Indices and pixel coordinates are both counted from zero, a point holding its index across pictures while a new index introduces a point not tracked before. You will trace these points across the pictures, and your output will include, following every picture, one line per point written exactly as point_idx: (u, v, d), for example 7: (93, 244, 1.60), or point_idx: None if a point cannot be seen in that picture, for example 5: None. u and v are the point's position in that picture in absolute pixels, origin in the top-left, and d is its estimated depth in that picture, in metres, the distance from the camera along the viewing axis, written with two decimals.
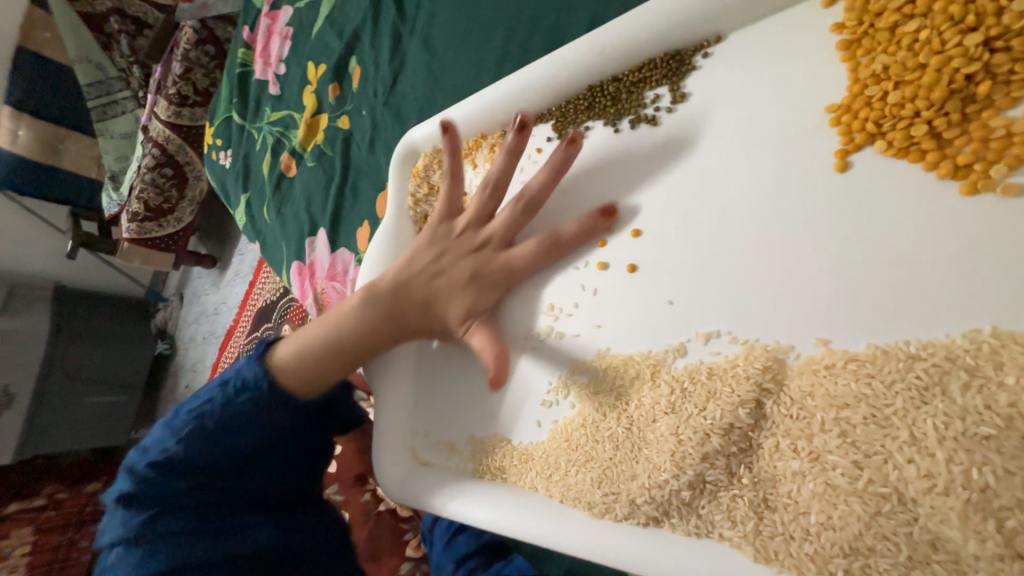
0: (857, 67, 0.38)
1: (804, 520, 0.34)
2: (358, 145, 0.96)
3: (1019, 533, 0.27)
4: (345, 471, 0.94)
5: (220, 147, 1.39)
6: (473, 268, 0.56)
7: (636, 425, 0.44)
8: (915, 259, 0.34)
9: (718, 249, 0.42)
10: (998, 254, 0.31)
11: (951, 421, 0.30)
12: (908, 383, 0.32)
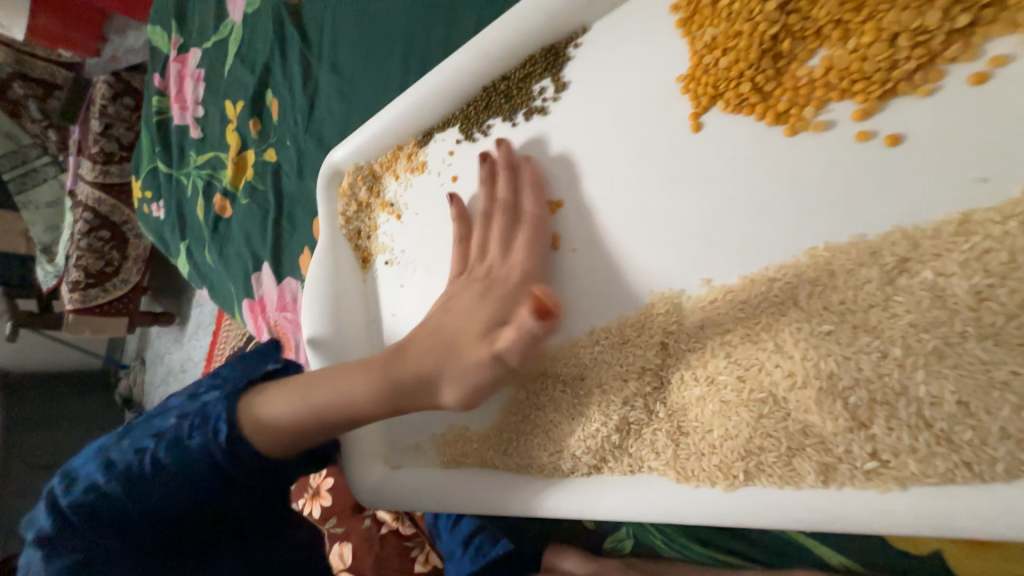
0: (693, 40, 0.44)
1: (710, 437, 0.39)
2: (288, 175, 0.97)
3: (861, 407, 0.33)
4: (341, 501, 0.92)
5: (149, 198, 1.36)
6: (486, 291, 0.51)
7: (568, 386, 0.48)
8: (762, 198, 0.39)
9: (617, 216, 0.47)
10: (820, 181, 0.37)
11: (802, 325, 0.36)
12: (769, 301, 0.37)
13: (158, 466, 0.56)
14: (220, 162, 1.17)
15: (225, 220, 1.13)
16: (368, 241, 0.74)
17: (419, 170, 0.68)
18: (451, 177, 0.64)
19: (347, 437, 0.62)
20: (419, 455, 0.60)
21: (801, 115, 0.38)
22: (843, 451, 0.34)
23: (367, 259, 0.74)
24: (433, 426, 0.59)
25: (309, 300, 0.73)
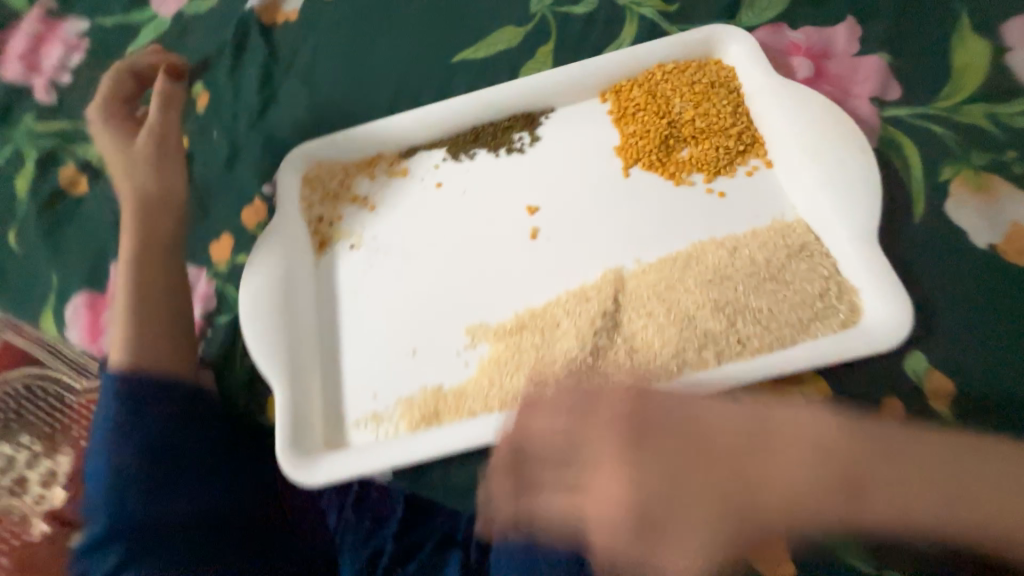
0: (622, 129, 0.75)
1: (653, 348, 0.59)
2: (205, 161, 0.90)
3: (731, 317, 0.58)
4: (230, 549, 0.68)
5: None
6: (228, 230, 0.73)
7: (546, 332, 0.63)
8: (664, 217, 0.68)
9: (576, 222, 0.70)
10: (692, 211, 0.68)
11: (698, 277, 0.62)
12: (677, 267, 0.63)
13: (109, 441, 0.61)
14: (80, 134, 0.97)
15: (73, 197, 0.92)
16: (330, 227, 0.77)
17: (401, 175, 0.79)
18: (434, 185, 0.78)
19: (292, 406, 0.63)
20: (378, 425, 0.64)
21: (681, 177, 0.70)
22: (724, 344, 0.58)
23: (326, 243, 0.76)
24: (400, 391, 0.65)
25: (257, 275, 0.70)
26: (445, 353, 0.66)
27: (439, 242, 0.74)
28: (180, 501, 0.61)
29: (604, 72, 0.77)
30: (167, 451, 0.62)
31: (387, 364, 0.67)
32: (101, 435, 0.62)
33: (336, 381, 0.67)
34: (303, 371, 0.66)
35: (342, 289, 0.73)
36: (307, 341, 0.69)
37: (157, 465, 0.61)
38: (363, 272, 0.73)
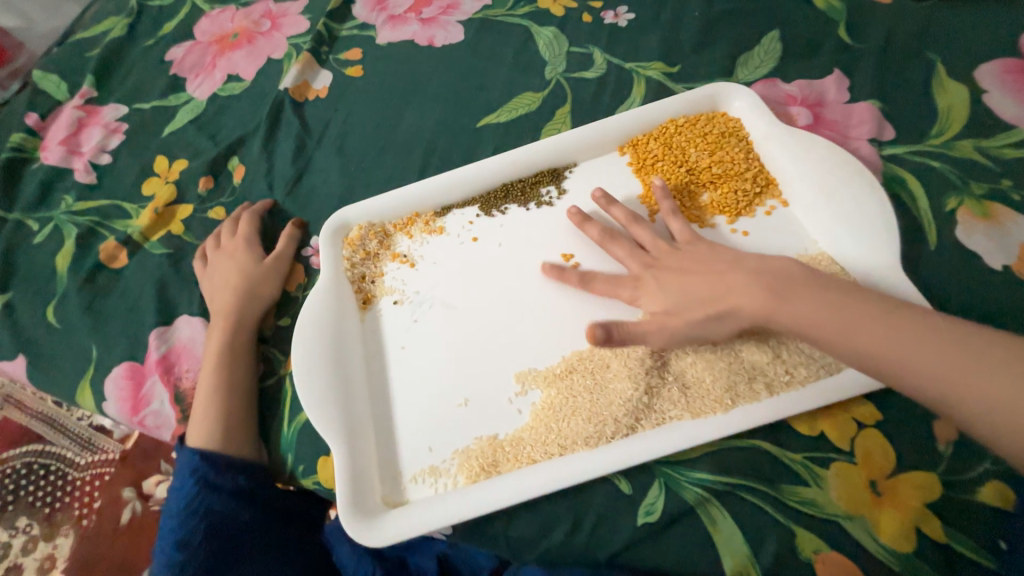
0: (644, 180, 0.81)
1: (705, 384, 0.60)
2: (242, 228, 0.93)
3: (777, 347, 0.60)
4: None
5: None
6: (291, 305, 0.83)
7: (597, 374, 0.64)
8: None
9: (611, 267, 0.74)
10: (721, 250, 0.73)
11: None
12: None
13: (182, 518, 0.67)
14: (119, 210, 1.01)
15: (112, 270, 0.94)
16: (373, 285, 0.80)
17: (438, 232, 0.83)
18: (470, 238, 0.82)
19: (350, 466, 0.63)
20: (436, 479, 0.63)
21: (705, 219, 0.75)
22: (772, 375, 0.60)
23: (370, 300, 0.79)
24: (455, 443, 0.65)
25: (307, 336, 0.72)
26: (498, 400, 0.67)
27: (480, 293, 0.76)
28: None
29: (621, 128, 0.84)
30: (227, 531, 0.68)
31: (440, 416, 0.67)
32: (175, 510, 0.68)
33: (389, 436, 0.68)
34: (358, 429, 0.67)
35: (389, 344, 0.75)
36: (359, 398, 0.69)
37: (219, 543, 0.67)
38: (408, 326, 0.75)
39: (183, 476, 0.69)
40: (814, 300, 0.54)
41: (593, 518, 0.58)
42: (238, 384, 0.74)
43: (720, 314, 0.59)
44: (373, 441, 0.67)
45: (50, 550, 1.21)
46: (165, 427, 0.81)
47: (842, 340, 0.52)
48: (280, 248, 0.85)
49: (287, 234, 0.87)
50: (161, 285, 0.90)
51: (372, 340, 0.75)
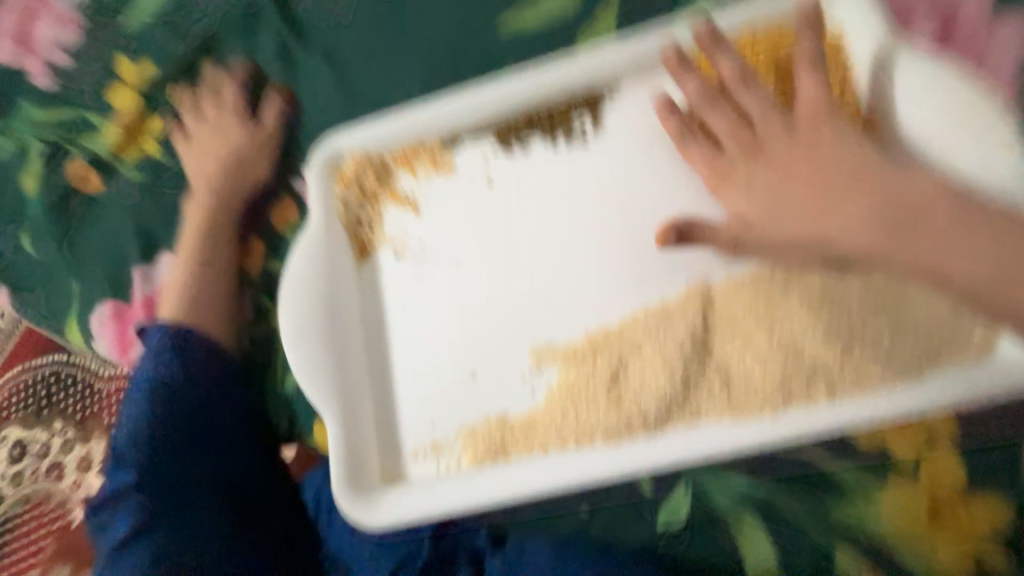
0: (704, 117, 0.64)
1: (754, 379, 0.51)
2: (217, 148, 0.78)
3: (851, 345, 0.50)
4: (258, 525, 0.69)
5: None
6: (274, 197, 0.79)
7: (624, 356, 0.56)
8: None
9: (653, 224, 0.61)
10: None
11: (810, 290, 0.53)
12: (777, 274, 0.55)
13: (146, 404, 0.67)
14: (82, 123, 0.88)
15: (86, 197, 0.84)
16: (370, 232, 0.69)
17: (446, 170, 0.70)
18: (484, 181, 0.69)
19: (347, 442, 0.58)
20: (438, 458, 0.58)
21: None
22: (839, 374, 0.50)
23: (367, 250, 0.68)
24: (460, 420, 0.59)
25: (296, 292, 0.64)
26: (509, 377, 0.59)
27: (494, 249, 0.65)
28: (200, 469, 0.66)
29: (682, 36, 0.64)
30: (194, 420, 0.67)
31: (444, 390, 0.61)
32: (139, 399, 0.67)
33: (388, 406, 0.61)
34: (354, 399, 0.60)
35: (388, 303, 0.66)
36: (356, 364, 0.63)
37: (183, 433, 0.67)
38: (410, 283, 0.66)
39: (150, 364, 0.69)
40: (850, 204, 0.51)
41: None
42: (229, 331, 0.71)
43: (771, 252, 0.54)
44: (371, 410, 0.61)
45: (86, 451, 1.22)
46: None
47: (889, 247, 0.49)
48: (264, 133, 0.79)
49: (273, 112, 0.80)
50: (140, 216, 0.81)
51: (370, 297, 0.66)
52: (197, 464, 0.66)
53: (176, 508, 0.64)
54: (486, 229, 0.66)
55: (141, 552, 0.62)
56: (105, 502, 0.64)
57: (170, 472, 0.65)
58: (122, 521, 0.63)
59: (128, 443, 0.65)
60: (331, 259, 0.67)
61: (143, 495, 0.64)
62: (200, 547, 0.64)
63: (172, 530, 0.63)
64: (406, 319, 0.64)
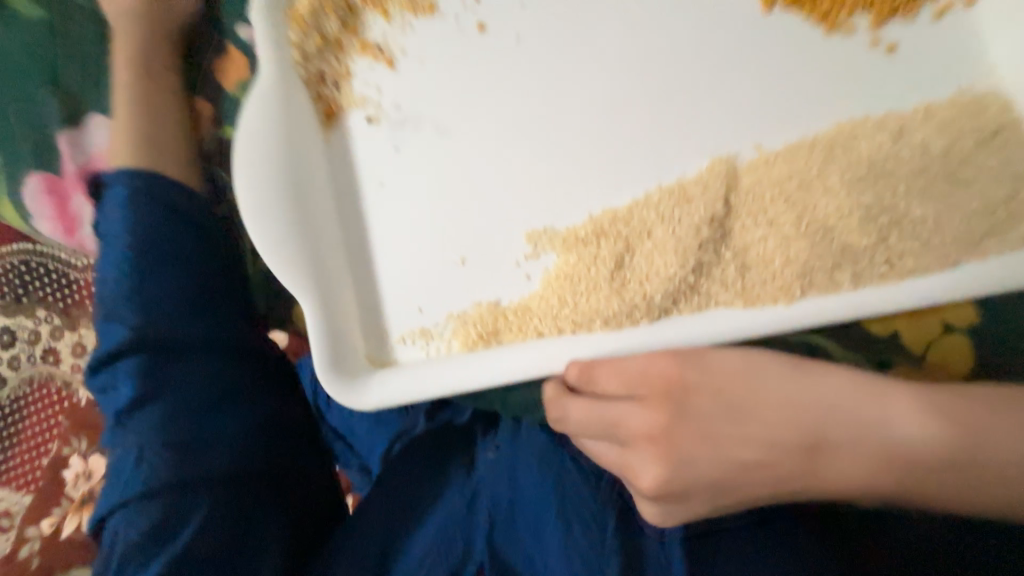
0: None
1: (773, 266, 0.47)
2: None
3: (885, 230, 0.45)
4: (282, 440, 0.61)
5: None
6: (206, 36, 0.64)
7: (631, 241, 0.50)
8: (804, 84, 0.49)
9: (677, 85, 0.51)
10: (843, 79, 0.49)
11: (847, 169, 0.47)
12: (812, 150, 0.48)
13: (127, 252, 0.55)
14: None
15: None
16: (336, 90, 0.57)
17: (427, 11, 0.56)
18: (476, 27, 0.55)
19: (324, 324, 0.53)
20: (428, 343, 0.55)
21: (835, 21, 0.49)
22: (866, 261, 0.45)
23: (334, 113, 0.57)
24: (450, 306, 0.55)
25: (249, 156, 0.53)
26: (504, 262, 0.54)
27: (487, 117, 0.55)
28: (202, 327, 0.56)
29: None
30: (185, 269, 0.56)
31: (433, 275, 0.55)
32: (117, 244, 0.55)
33: (371, 291, 0.56)
34: (332, 282, 0.54)
35: (363, 178, 0.57)
36: (330, 243, 0.55)
37: (178, 284, 0.55)
38: (389, 155, 0.56)
39: (120, 206, 0.56)
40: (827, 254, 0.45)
41: None
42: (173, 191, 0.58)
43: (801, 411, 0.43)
44: (352, 295, 0.56)
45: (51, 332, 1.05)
46: None
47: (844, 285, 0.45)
48: None
49: None
50: (51, 68, 0.66)
51: (341, 169, 0.57)
52: (198, 318, 0.56)
53: (183, 369, 0.54)
54: (478, 88, 0.55)
55: (151, 422, 0.51)
56: (95, 362, 0.53)
57: (169, 325, 0.54)
58: (119, 385, 0.51)
59: (115, 294, 0.54)
60: (289, 119, 0.55)
61: (141, 354, 0.52)
62: (217, 412, 0.54)
63: (191, 393, 0.53)
64: (387, 197, 0.56)
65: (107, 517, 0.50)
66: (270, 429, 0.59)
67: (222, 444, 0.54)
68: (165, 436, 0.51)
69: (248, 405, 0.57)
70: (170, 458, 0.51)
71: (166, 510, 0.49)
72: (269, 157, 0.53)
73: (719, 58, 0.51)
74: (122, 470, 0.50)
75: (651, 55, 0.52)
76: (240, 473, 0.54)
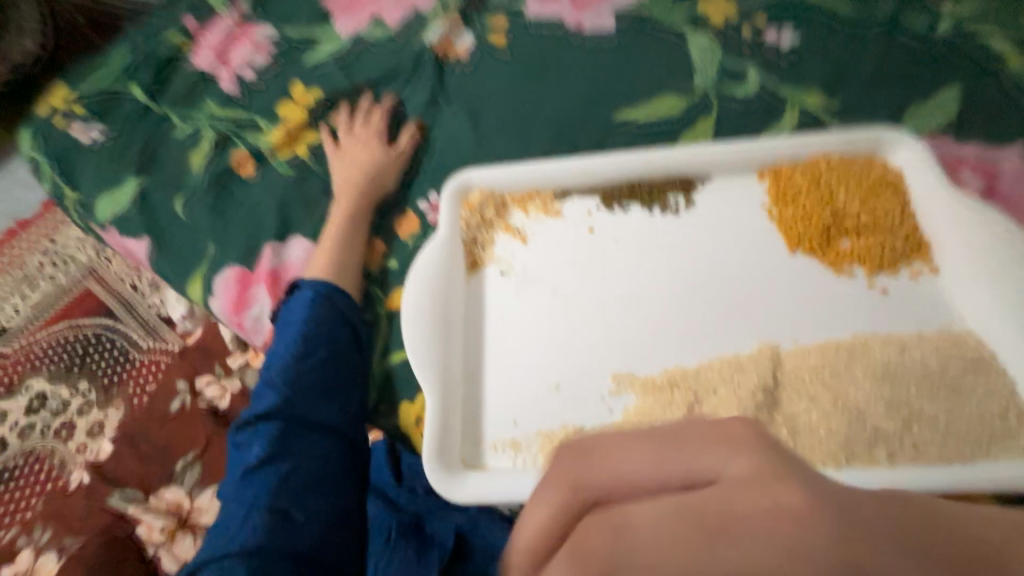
0: (781, 212, 0.77)
1: (818, 434, 0.58)
2: (361, 161, 0.92)
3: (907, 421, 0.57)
4: (349, 528, 0.65)
5: (82, 118, 1.15)
6: (391, 203, 0.92)
7: (698, 394, 0.63)
8: (829, 304, 0.68)
9: (729, 288, 0.72)
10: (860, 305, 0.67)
11: (869, 366, 0.61)
12: (839, 349, 0.64)
13: (299, 337, 0.73)
14: (252, 125, 1.06)
15: (238, 178, 0.99)
16: (482, 251, 0.81)
17: (554, 214, 0.83)
18: (587, 229, 0.81)
19: (438, 419, 0.65)
20: (516, 453, 0.64)
21: (840, 267, 0.71)
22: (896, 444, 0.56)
23: (477, 265, 0.80)
24: (541, 424, 0.65)
25: (417, 285, 0.75)
26: (590, 393, 0.66)
27: (588, 286, 0.75)
28: (329, 409, 0.70)
29: (768, 153, 0.80)
30: (333, 363, 0.72)
31: (530, 395, 0.68)
32: (293, 331, 0.74)
33: (476, 399, 0.69)
34: (450, 386, 0.68)
35: (489, 312, 0.75)
36: (455, 355, 0.71)
37: (323, 370, 0.71)
38: (511, 299, 0.76)
39: (305, 304, 0.76)
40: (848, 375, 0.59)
41: None
42: (342, 300, 0.77)
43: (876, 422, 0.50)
44: (460, 399, 0.68)
45: (99, 418, 1.34)
46: (260, 333, 0.85)
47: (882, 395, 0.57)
48: (403, 144, 0.95)
49: (409, 132, 0.96)
50: (281, 203, 0.94)
51: (476, 305, 0.76)
52: (326, 403, 0.70)
53: (304, 443, 0.67)
54: (585, 266, 0.77)
55: (268, 482, 0.63)
56: (246, 424, 0.68)
57: (307, 404, 0.69)
58: (258, 445, 0.65)
59: (279, 369, 0.71)
60: (449, 265, 0.78)
61: (279, 424, 0.66)
62: (316, 487, 0.64)
63: (300, 467, 0.65)
64: (505, 328, 0.74)
65: (203, 565, 0.58)
66: (344, 517, 0.65)
67: (309, 517, 0.62)
68: (274, 497, 0.62)
69: (334, 487, 0.66)
70: (271, 518, 0.60)
71: (252, 569, 0.56)
72: (430, 289, 0.75)
73: (760, 276, 0.72)
74: (234, 521, 0.61)
75: (710, 266, 0.74)
76: (313, 553, 0.60)
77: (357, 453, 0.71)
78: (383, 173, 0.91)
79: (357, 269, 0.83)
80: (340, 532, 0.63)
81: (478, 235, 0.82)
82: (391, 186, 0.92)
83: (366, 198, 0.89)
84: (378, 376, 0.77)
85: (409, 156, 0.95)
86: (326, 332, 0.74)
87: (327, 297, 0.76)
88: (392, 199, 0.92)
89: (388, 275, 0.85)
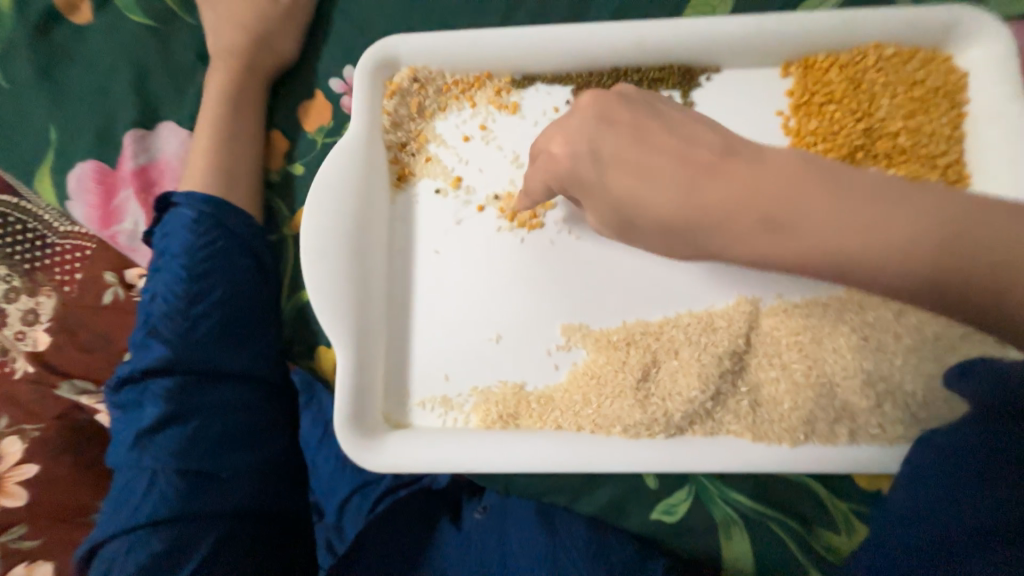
0: (800, 124, 0.59)
1: (781, 408, 0.52)
2: (242, 13, 0.65)
3: (882, 396, 0.51)
4: (277, 478, 0.62)
5: None
6: (293, 80, 0.68)
7: (658, 356, 0.55)
8: None
9: None
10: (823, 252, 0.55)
11: (859, 334, 0.52)
12: (829, 310, 0.54)
13: (185, 272, 0.58)
14: None
15: (72, 27, 0.70)
16: (413, 158, 0.62)
17: (509, 109, 0.62)
18: None
19: (354, 378, 0.55)
20: (445, 412, 0.57)
21: None
22: (862, 421, 0.51)
23: (406, 178, 0.62)
24: (475, 381, 0.57)
25: (324, 207, 0.57)
26: (535, 348, 0.57)
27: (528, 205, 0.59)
28: (237, 358, 0.59)
29: (801, 35, 0.58)
30: (236, 305, 0.59)
31: (465, 347, 0.57)
32: (175, 265, 0.58)
33: (401, 349, 0.59)
34: (369, 337, 0.57)
35: (420, 242, 0.60)
36: (376, 298, 0.58)
37: (223, 315, 0.58)
38: (448, 227, 0.60)
39: (186, 229, 0.59)
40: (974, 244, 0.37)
41: (614, 490, 0.57)
42: (231, 220, 0.61)
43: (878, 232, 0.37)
44: (381, 350, 0.58)
45: (32, 305, 0.92)
46: (142, 252, 0.70)
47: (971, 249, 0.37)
48: None
49: None
50: (139, 70, 0.69)
51: (404, 232, 0.61)
52: (232, 353, 0.59)
53: (208, 400, 0.57)
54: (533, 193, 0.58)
55: (172, 447, 0.54)
56: (128, 381, 0.57)
57: (208, 356, 0.57)
58: (149, 407, 0.55)
59: (162, 316, 0.57)
60: (365, 178, 0.59)
61: (175, 380, 0.56)
62: (234, 445, 0.57)
63: (210, 427, 0.56)
64: (438, 265, 0.60)
65: (110, 536, 0.52)
66: (272, 469, 0.61)
67: (230, 477, 0.56)
68: (184, 462, 0.54)
69: (258, 442, 0.60)
70: (181, 485, 0.54)
71: (173, 538, 0.52)
72: (340, 212, 0.58)
73: None
74: (136, 489, 0.54)
75: None
76: (238, 512, 0.56)
77: (280, 402, 0.63)
78: (277, 36, 0.66)
79: (252, 176, 0.65)
80: (269, 484, 0.60)
81: (407, 138, 0.62)
82: (290, 56, 0.67)
83: (255, 76, 0.66)
84: (291, 311, 0.65)
85: (312, 7, 0.68)
86: (220, 266, 0.59)
87: (217, 222, 0.60)
88: (294, 75, 0.68)
89: (295, 185, 0.67)
